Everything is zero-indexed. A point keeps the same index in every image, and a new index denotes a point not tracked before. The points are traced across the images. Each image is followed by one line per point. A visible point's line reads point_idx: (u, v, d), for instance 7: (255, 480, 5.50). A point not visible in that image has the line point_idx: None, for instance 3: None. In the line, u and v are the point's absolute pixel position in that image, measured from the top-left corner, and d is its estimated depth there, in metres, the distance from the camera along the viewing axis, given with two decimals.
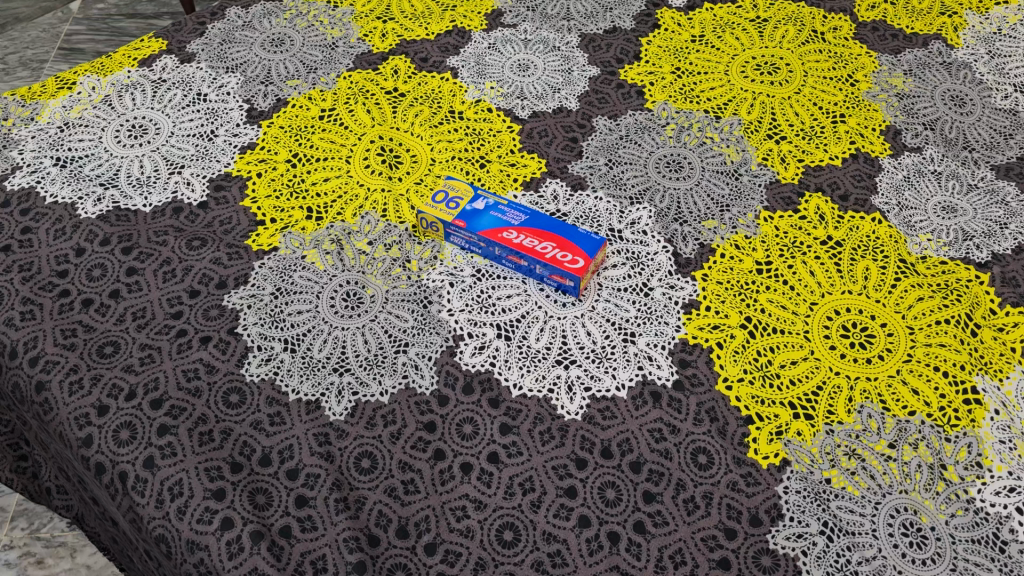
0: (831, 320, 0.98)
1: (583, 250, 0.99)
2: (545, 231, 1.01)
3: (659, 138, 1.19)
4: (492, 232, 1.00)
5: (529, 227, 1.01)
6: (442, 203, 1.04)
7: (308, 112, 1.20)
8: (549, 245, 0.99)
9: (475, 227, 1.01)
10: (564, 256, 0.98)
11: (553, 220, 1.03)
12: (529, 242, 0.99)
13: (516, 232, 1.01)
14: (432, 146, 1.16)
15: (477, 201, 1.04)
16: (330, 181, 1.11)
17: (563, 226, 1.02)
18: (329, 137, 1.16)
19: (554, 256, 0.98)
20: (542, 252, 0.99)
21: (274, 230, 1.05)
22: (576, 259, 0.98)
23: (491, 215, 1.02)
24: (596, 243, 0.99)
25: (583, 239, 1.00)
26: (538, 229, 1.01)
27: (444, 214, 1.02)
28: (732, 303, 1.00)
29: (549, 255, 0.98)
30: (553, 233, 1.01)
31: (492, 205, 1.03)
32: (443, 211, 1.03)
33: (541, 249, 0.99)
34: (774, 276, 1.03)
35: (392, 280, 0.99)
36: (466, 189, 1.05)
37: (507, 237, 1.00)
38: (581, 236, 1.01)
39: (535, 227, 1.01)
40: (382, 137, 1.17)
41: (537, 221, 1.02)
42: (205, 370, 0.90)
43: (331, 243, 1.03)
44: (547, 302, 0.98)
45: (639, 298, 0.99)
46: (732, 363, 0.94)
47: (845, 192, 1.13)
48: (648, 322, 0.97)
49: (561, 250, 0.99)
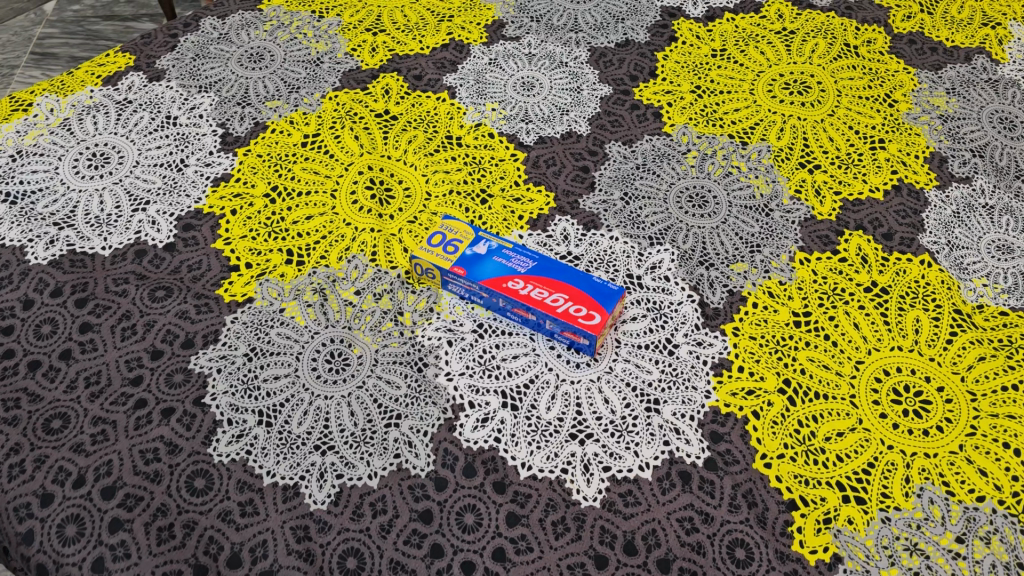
0: (879, 383, 0.88)
1: (600, 303, 0.87)
2: (556, 281, 0.89)
3: (680, 168, 1.07)
4: (495, 282, 0.89)
5: (538, 276, 0.90)
6: (439, 246, 0.92)
7: (290, 138, 1.08)
8: (561, 297, 0.88)
9: (475, 276, 0.89)
10: (578, 310, 0.87)
11: (564, 268, 0.91)
12: (538, 294, 0.88)
13: (523, 280, 0.89)
14: (428, 178, 1.04)
15: (477, 244, 0.93)
16: (313, 220, 0.99)
17: (576, 274, 0.90)
18: (313, 167, 1.04)
19: (566, 311, 0.87)
20: (553, 306, 0.87)
21: (250, 277, 0.93)
22: (591, 315, 0.86)
23: (494, 261, 0.91)
24: (614, 296, 0.88)
25: (599, 291, 0.89)
26: (548, 278, 0.90)
27: (441, 260, 0.91)
28: (768, 362, 0.88)
29: (561, 310, 0.87)
30: (565, 282, 0.89)
31: (495, 249, 0.92)
32: (440, 257, 0.91)
33: (551, 301, 0.87)
34: (814, 330, 0.91)
35: (382, 338, 0.87)
36: (466, 233, 0.94)
37: (514, 288, 0.88)
38: (596, 287, 0.89)
39: (545, 277, 0.90)
40: (372, 167, 1.05)
41: (547, 270, 0.91)
42: (166, 451, 0.77)
43: (314, 293, 0.91)
44: (558, 363, 0.87)
45: (662, 357, 0.88)
46: (771, 435, 0.83)
47: (888, 231, 1.01)
48: (674, 386, 0.86)
49: (574, 304, 0.87)
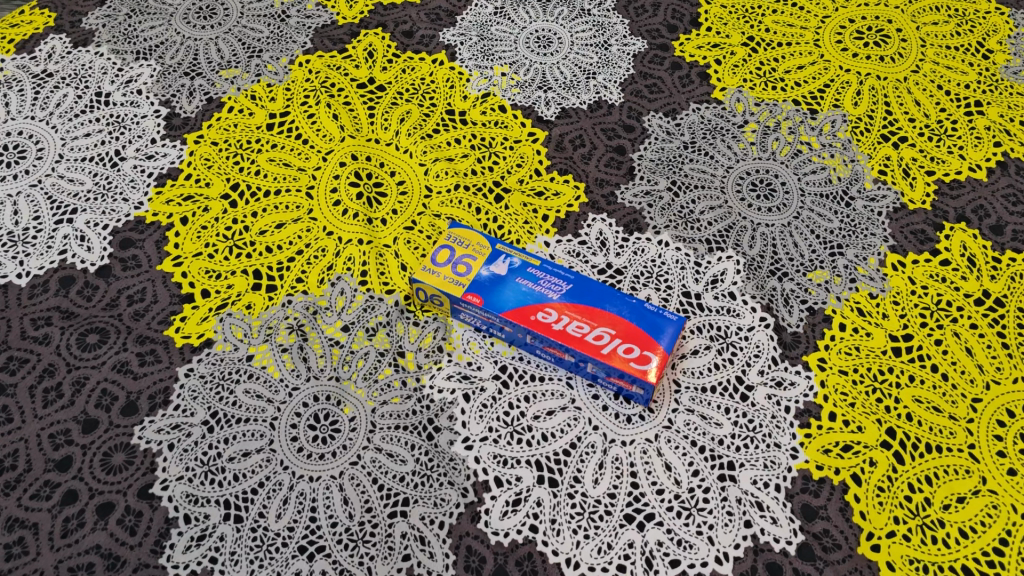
0: (1004, 428, 0.70)
1: (655, 339, 0.69)
2: (597, 309, 0.70)
3: (737, 146, 0.86)
4: (520, 314, 0.70)
5: (574, 303, 0.70)
6: (447, 266, 0.72)
7: (251, 119, 0.87)
8: (605, 331, 0.69)
9: (494, 307, 0.70)
10: (627, 352, 0.68)
11: (605, 290, 0.72)
12: (576, 328, 0.69)
13: (556, 310, 0.70)
14: (427, 168, 0.83)
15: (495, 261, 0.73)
16: (285, 229, 0.79)
17: (622, 298, 0.71)
18: (283, 158, 0.84)
19: (612, 352, 0.68)
20: (596, 346, 0.68)
21: (207, 310, 0.73)
22: (645, 355, 0.68)
23: (517, 284, 0.71)
24: (672, 328, 0.69)
25: (651, 321, 0.70)
26: (586, 305, 0.70)
27: (451, 285, 0.71)
28: (865, 406, 0.70)
29: (606, 351, 0.68)
30: (607, 311, 0.70)
31: (519, 267, 0.72)
32: (449, 282, 0.71)
33: (592, 339, 0.69)
34: (918, 359, 0.73)
35: (379, 392, 0.68)
36: (481, 246, 0.73)
37: (545, 322, 0.69)
38: (647, 316, 0.70)
39: (582, 303, 0.70)
40: (356, 156, 0.84)
41: (584, 294, 0.71)
42: (105, 567, 0.60)
43: (290, 332, 0.72)
44: (604, 418, 0.68)
45: (733, 404, 0.70)
46: (877, 507, 0.66)
47: (997, 222, 0.83)
48: (751, 444, 0.68)
49: (622, 341, 0.68)
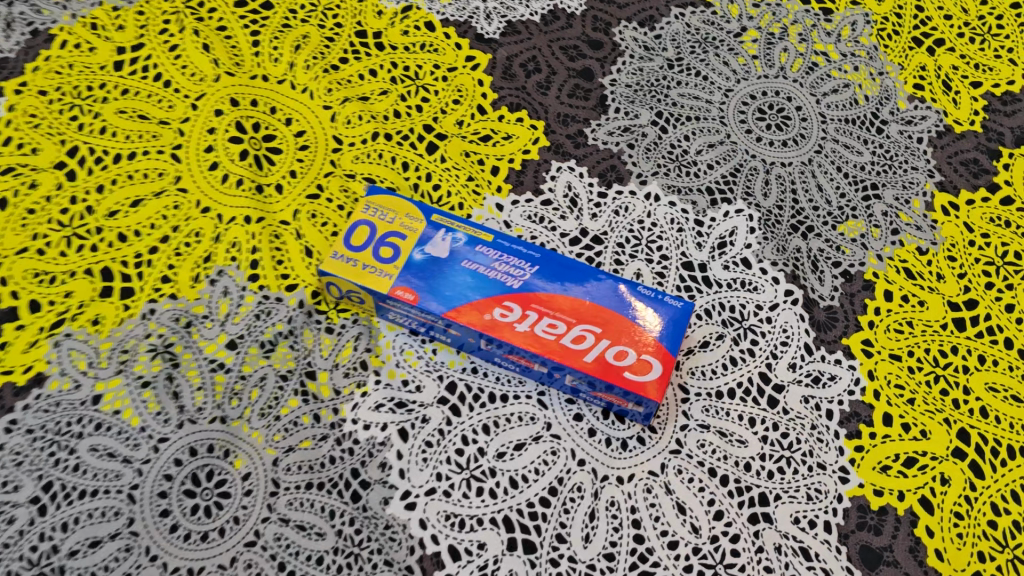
0: None
1: (655, 336, 0.50)
2: (573, 298, 0.52)
3: (736, 61, 0.67)
4: (469, 313, 0.51)
5: (544, 292, 0.52)
6: (368, 249, 0.53)
7: (93, 57, 0.64)
8: (589, 329, 0.51)
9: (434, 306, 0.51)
10: (618, 358, 0.50)
11: (582, 270, 0.53)
12: (548, 328, 0.51)
13: (519, 302, 0.51)
14: (333, 112, 0.62)
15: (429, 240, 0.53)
16: (145, 208, 0.58)
17: (608, 283, 0.52)
18: (138, 110, 0.62)
19: (598, 360, 0.50)
20: (575, 352, 0.50)
21: (36, 332, 0.53)
22: (643, 360, 0.50)
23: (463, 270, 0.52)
24: (674, 318, 0.51)
25: (645, 309, 0.52)
26: (558, 294, 0.52)
27: (374, 279, 0.52)
28: (927, 402, 0.54)
29: (590, 358, 0.50)
30: (587, 300, 0.52)
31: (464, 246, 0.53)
32: (372, 275, 0.52)
33: (569, 343, 0.50)
34: (988, 333, 0.57)
35: (283, 435, 0.50)
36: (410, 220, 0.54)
37: (505, 322, 0.51)
38: (640, 303, 0.52)
39: (553, 292, 0.52)
40: (237, 100, 0.62)
41: (553, 278, 0.52)
42: None
43: (154, 357, 0.52)
44: (591, 447, 0.51)
45: (760, 412, 0.53)
46: (956, 541, 0.50)
47: None
48: (788, 468, 0.51)
49: (609, 342, 0.50)
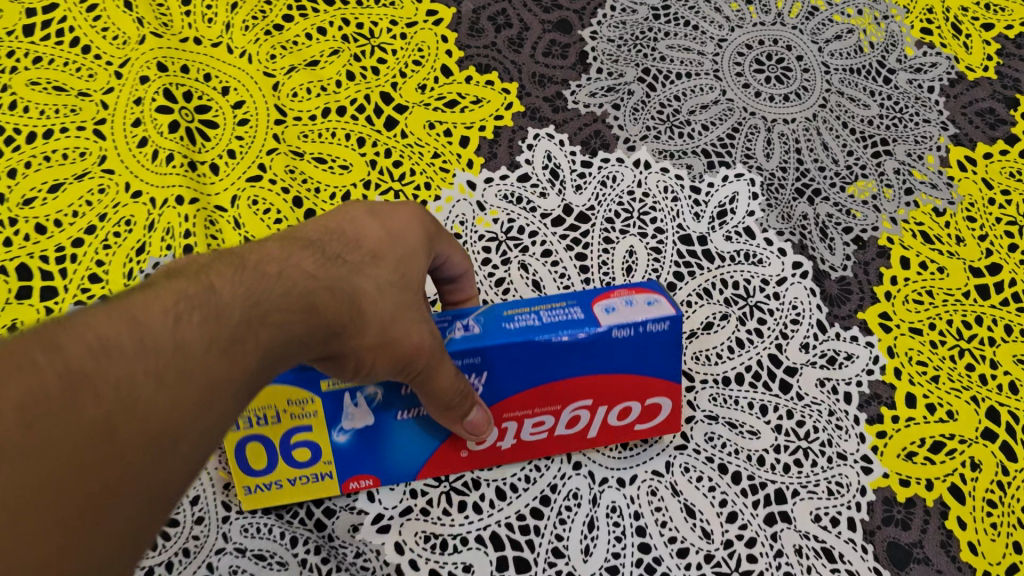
0: None
1: (655, 380, 0.43)
2: (539, 383, 0.42)
3: (729, 8, 0.61)
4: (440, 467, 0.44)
5: (512, 398, 0.43)
6: (280, 457, 0.42)
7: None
8: (580, 407, 0.44)
9: (399, 475, 0.44)
10: (623, 414, 0.45)
11: (539, 345, 0.41)
12: (534, 428, 0.44)
13: (490, 422, 0.43)
14: (279, 80, 0.55)
15: (348, 424, 0.42)
16: (65, 194, 0.51)
17: (575, 347, 0.41)
18: (53, 80, 0.54)
19: (601, 426, 0.45)
20: (579, 432, 0.45)
21: None
22: (649, 406, 0.44)
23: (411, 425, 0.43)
24: (671, 343, 0.42)
25: (634, 350, 0.42)
26: (523, 385, 0.42)
27: (314, 486, 0.43)
28: (953, 379, 0.49)
29: (596, 427, 0.45)
30: (562, 379, 0.42)
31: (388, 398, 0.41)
32: (308, 488, 0.43)
33: (565, 427, 0.44)
34: (1014, 300, 0.51)
35: None
36: (318, 408, 0.41)
37: (487, 447, 0.44)
38: (624, 348, 0.42)
39: (514, 387, 0.42)
40: (167, 65, 0.55)
41: (513, 371, 0.42)
42: None
43: None
44: (585, 449, 0.46)
45: (772, 398, 0.47)
46: (992, 531, 0.45)
47: None
48: (806, 461, 0.46)
49: (605, 405, 0.44)
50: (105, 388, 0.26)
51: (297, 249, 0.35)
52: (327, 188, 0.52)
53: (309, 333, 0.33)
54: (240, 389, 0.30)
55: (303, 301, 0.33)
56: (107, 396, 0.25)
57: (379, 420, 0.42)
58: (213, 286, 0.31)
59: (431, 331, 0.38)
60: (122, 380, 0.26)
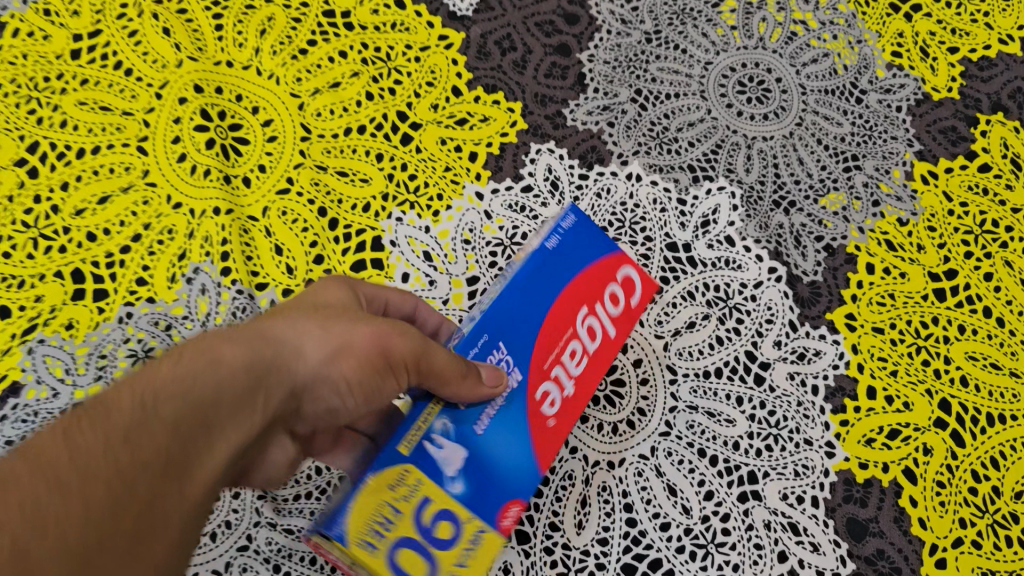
0: None
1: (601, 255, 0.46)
2: (545, 320, 0.43)
3: (715, 32, 0.66)
4: (546, 446, 0.43)
5: (542, 348, 0.43)
6: (431, 549, 0.39)
7: (47, 45, 0.61)
8: (584, 320, 0.45)
9: (530, 483, 0.42)
10: (616, 299, 0.46)
11: (513, 292, 0.43)
12: (573, 359, 0.45)
13: (545, 378, 0.43)
14: (304, 100, 0.60)
15: (451, 468, 0.40)
16: (113, 205, 0.56)
17: (534, 272, 0.44)
18: (99, 100, 0.60)
19: (611, 320, 0.46)
20: (604, 336, 0.46)
21: (9, 339, 0.52)
22: (622, 281, 0.46)
23: (496, 438, 0.42)
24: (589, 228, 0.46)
25: (570, 250, 0.45)
26: (535, 329, 0.43)
27: (479, 553, 0.40)
28: (910, 373, 0.54)
29: (609, 323, 0.46)
30: (551, 303, 0.44)
31: (461, 419, 0.41)
32: (475, 554, 0.40)
33: (591, 342, 0.45)
34: (967, 302, 0.57)
35: None
36: (415, 471, 0.39)
37: (564, 404, 0.44)
38: (564, 251, 0.45)
39: (531, 334, 0.43)
40: (202, 87, 0.60)
41: (516, 323, 0.43)
42: None
43: (134, 363, 0.52)
44: (584, 433, 0.51)
45: (747, 391, 0.53)
46: (939, 509, 0.51)
47: None
48: (776, 446, 0.51)
49: (599, 297, 0.45)
50: (11, 513, 0.30)
51: (210, 330, 0.39)
52: (349, 200, 0.57)
53: (232, 383, 0.37)
54: (158, 467, 0.33)
55: (217, 363, 0.37)
56: (12, 519, 0.29)
57: (469, 445, 0.41)
58: (115, 388, 0.35)
59: (370, 333, 0.41)
60: (26, 501, 0.30)
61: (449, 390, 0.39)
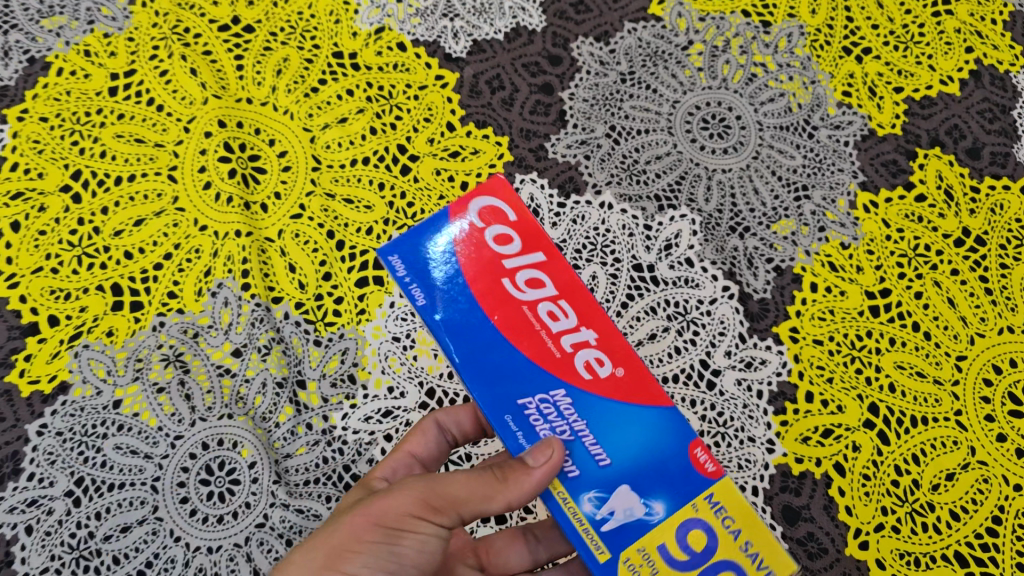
0: (990, 388, 0.63)
1: (463, 242, 0.47)
2: (506, 332, 0.45)
3: (683, 74, 0.74)
4: (641, 379, 0.44)
5: (540, 348, 0.44)
6: (695, 568, 0.42)
7: (88, 83, 0.69)
8: (527, 289, 0.46)
9: (678, 427, 0.44)
10: (504, 233, 0.47)
11: (461, 354, 0.44)
12: (560, 314, 0.45)
13: (570, 353, 0.45)
14: (315, 135, 0.68)
15: (638, 510, 0.42)
16: (146, 227, 0.64)
17: (457, 326, 0.45)
18: (133, 133, 0.67)
19: (519, 251, 0.47)
20: (542, 267, 0.46)
21: (57, 344, 0.60)
22: (502, 240, 0.47)
23: (613, 445, 0.43)
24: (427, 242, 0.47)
25: (443, 273, 0.46)
26: (514, 347, 0.44)
27: (729, 506, 0.43)
28: (844, 380, 0.62)
29: (531, 257, 0.47)
30: (489, 314, 0.45)
31: (583, 484, 0.42)
32: (727, 509, 0.43)
33: (543, 288, 0.46)
34: (898, 318, 0.65)
35: (282, 443, 0.58)
36: (630, 553, 0.42)
37: (600, 337, 0.45)
38: (441, 276, 0.46)
39: (518, 354, 0.44)
40: (226, 122, 0.68)
41: (499, 366, 0.44)
42: None
43: (166, 365, 0.60)
44: None
45: (700, 394, 0.60)
46: (864, 499, 0.59)
47: (973, 144, 0.73)
48: (723, 443, 0.59)
49: (500, 262, 0.46)
50: None
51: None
52: (354, 223, 0.65)
53: None
54: None
55: None
56: None
57: (620, 478, 0.43)
58: None
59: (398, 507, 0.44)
60: None
61: (508, 492, 0.42)
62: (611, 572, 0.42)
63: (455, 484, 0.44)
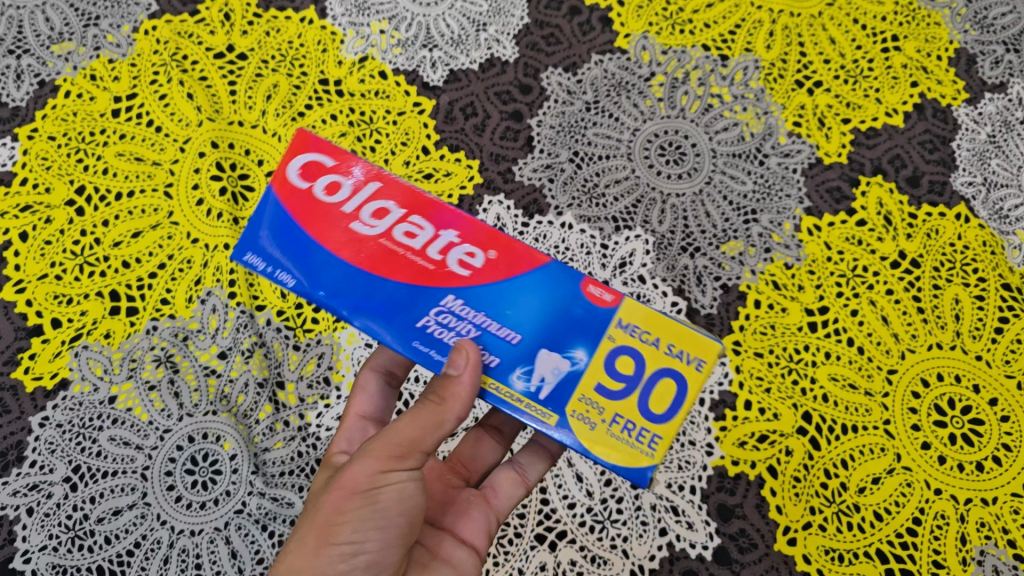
0: (918, 399, 0.68)
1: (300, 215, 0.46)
2: (373, 270, 0.46)
3: (644, 103, 0.79)
4: (514, 254, 0.46)
5: (418, 268, 0.46)
6: (634, 389, 0.44)
7: (93, 105, 0.75)
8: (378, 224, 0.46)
9: (565, 277, 0.46)
10: (331, 183, 0.47)
11: (349, 308, 0.46)
12: (417, 230, 0.46)
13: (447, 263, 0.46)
14: None
15: (563, 364, 0.45)
16: (143, 239, 0.70)
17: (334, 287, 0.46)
18: (132, 151, 0.73)
19: (352, 192, 0.47)
20: (379, 198, 0.47)
21: (59, 344, 0.66)
22: (333, 194, 0.47)
23: (513, 322, 0.45)
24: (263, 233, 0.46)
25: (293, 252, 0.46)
26: (388, 280, 0.46)
27: (646, 328, 0.45)
28: (781, 390, 0.67)
29: (366, 193, 0.47)
30: (353, 258, 0.46)
31: (506, 367, 0.45)
32: (646, 329, 0.45)
33: (390, 214, 0.46)
34: (834, 333, 0.70)
35: (261, 437, 0.64)
36: (574, 405, 0.44)
37: (462, 232, 0.46)
38: (294, 254, 0.46)
39: (396, 284, 0.46)
40: (218, 143, 0.74)
41: (386, 303, 0.46)
42: None
43: (158, 365, 0.66)
44: None
45: None
46: (793, 498, 0.64)
47: (914, 172, 0.78)
48: None
49: (342, 211, 0.46)
50: None
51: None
52: None
53: None
54: None
55: None
56: None
57: (536, 343, 0.45)
58: None
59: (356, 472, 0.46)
60: None
61: (452, 408, 0.45)
62: (564, 430, 0.44)
63: (402, 427, 0.46)
